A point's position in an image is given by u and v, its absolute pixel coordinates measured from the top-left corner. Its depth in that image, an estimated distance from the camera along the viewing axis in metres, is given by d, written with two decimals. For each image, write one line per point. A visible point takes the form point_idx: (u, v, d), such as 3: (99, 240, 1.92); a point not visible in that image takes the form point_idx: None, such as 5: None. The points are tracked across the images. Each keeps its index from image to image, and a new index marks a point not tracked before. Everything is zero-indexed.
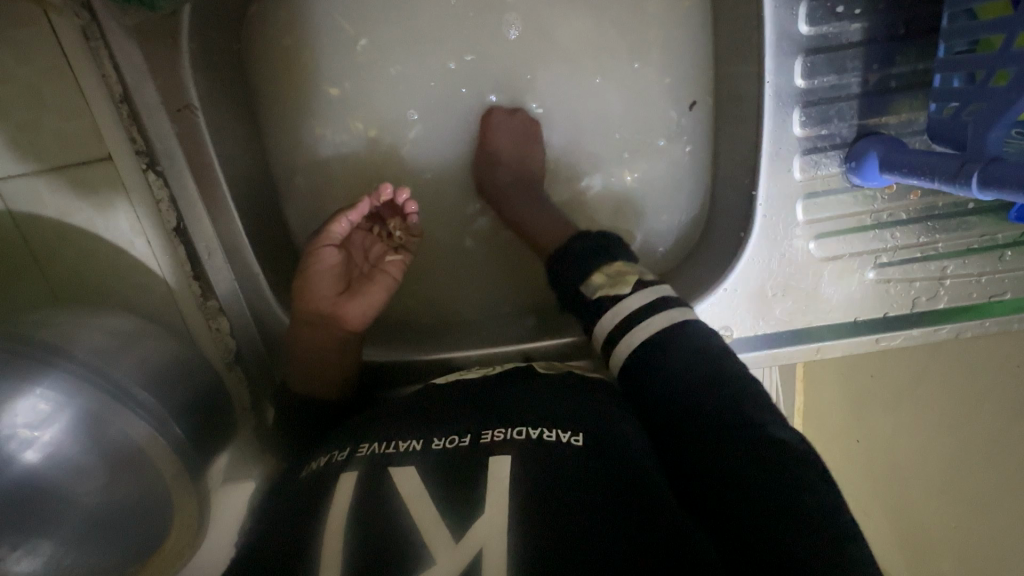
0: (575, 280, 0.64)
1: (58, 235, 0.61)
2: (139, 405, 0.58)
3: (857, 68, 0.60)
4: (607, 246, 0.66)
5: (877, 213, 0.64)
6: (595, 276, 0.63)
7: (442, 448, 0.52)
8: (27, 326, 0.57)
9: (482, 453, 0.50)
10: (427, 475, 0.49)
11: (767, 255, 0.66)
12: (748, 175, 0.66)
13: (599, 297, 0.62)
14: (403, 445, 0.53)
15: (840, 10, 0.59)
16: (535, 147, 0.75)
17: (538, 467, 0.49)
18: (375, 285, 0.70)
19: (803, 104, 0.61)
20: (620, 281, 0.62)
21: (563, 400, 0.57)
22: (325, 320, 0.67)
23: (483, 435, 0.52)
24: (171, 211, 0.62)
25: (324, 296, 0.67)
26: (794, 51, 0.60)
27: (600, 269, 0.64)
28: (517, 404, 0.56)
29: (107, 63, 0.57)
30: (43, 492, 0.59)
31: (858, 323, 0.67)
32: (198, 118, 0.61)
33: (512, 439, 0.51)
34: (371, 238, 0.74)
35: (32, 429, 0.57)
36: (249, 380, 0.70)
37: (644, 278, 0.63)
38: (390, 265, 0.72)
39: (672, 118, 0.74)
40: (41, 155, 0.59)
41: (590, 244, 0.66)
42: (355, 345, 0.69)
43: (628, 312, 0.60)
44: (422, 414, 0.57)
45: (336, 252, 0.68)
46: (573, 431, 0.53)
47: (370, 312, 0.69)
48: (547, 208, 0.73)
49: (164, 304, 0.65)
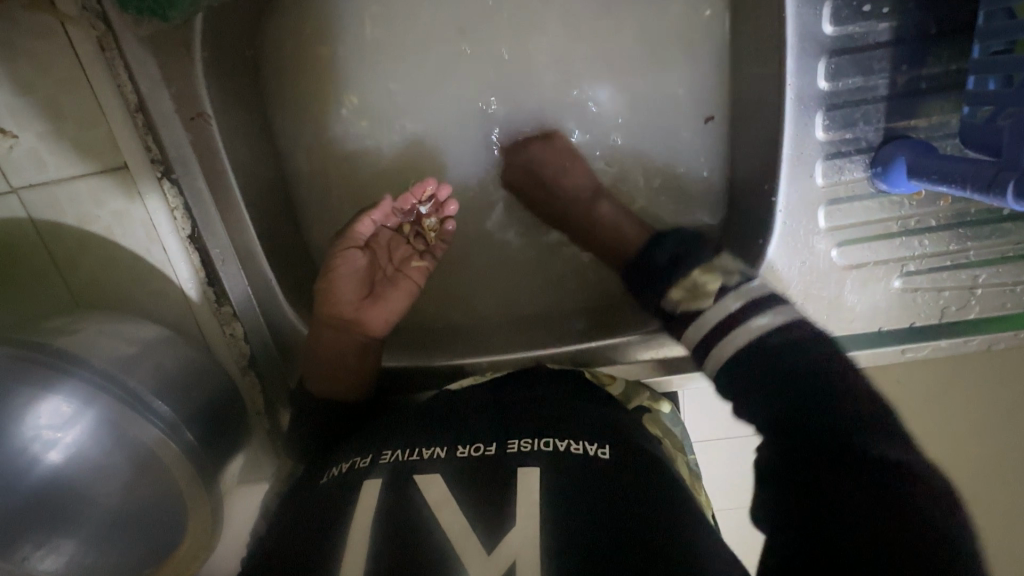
0: (658, 291, 0.68)
1: (78, 242, 0.63)
2: (153, 412, 0.59)
3: (885, 69, 0.57)
4: (683, 256, 0.69)
5: (906, 219, 0.62)
6: (673, 291, 0.67)
7: (467, 456, 0.52)
8: (48, 333, 0.58)
9: (510, 462, 0.51)
10: (452, 485, 0.50)
11: (789, 262, 0.63)
12: (768, 179, 0.64)
13: (681, 312, 0.66)
14: (427, 452, 0.53)
15: (866, 9, 0.56)
16: (583, 163, 0.76)
17: (566, 477, 0.50)
18: (397, 290, 0.71)
19: (827, 107, 0.59)
20: (700, 293, 0.66)
21: (590, 412, 0.58)
22: (348, 325, 0.68)
23: (510, 445, 0.53)
24: (186, 217, 0.63)
25: (348, 302, 0.68)
26: (819, 52, 0.57)
27: (677, 283, 0.67)
28: (540, 414, 0.57)
29: (123, 73, 0.58)
30: (68, 492, 0.61)
31: (882, 333, 0.65)
32: (210, 126, 0.61)
33: (539, 450, 0.52)
34: (396, 238, 0.74)
35: (55, 431, 0.59)
36: (264, 384, 0.71)
37: (727, 283, 0.65)
38: (414, 270, 0.73)
39: (677, 123, 0.74)
40: (60, 164, 0.59)
41: (667, 248, 0.70)
42: (375, 350, 0.70)
43: (713, 325, 0.64)
44: (444, 420, 0.57)
45: (361, 253, 0.70)
46: (600, 443, 0.54)
47: (392, 319, 0.71)
48: (617, 209, 0.74)
49: (180, 310, 0.66)
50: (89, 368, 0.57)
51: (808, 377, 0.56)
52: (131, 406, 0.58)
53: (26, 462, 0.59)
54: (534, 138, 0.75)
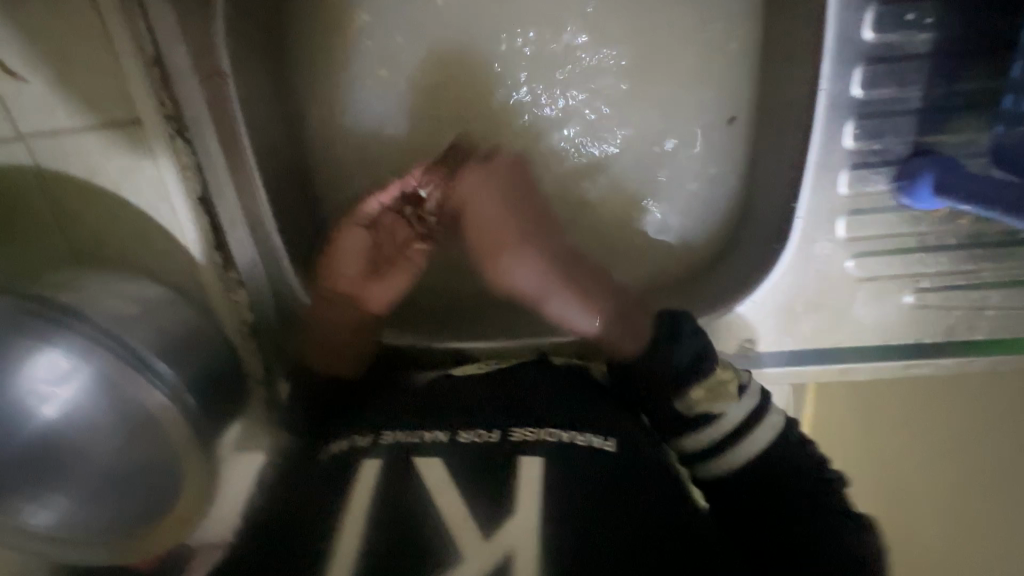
0: (671, 391, 0.63)
1: (83, 195, 0.61)
2: (157, 374, 0.58)
3: (920, 82, 0.56)
4: (701, 354, 0.62)
5: (923, 235, 0.62)
6: (695, 390, 0.62)
7: (470, 440, 0.54)
8: (54, 288, 0.58)
9: (513, 450, 0.52)
10: (456, 470, 0.51)
11: (802, 270, 0.64)
12: (789, 184, 0.63)
13: (699, 412, 0.63)
14: (429, 436, 0.54)
15: (910, 18, 0.54)
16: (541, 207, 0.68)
17: (568, 471, 0.51)
18: (398, 272, 0.70)
19: (858, 115, 0.57)
20: (721, 395, 0.62)
21: (592, 407, 0.59)
22: (346, 300, 0.68)
23: (513, 433, 0.54)
24: (196, 179, 0.62)
25: (348, 276, 0.68)
26: (856, 59, 0.55)
27: (700, 382, 0.62)
28: (543, 402, 0.58)
29: (139, 23, 0.55)
30: (61, 451, 0.60)
31: (886, 347, 0.67)
32: (226, 84, 0.57)
33: (542, 441, 0.53)
34: (401, 220, 0.70)
35: (51, 386, 0.58)
36: (263, 355, 0.72)
37: (740, 382, 0.63)
38: (416, 253, 0.71)
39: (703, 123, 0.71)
40: (69, 114, 0.57)
41: (688, 346, 0.62)
42: (373, 326, 0.70)
43: (734, 424, 0.62)
44: (445, 405, 0.58)
45: (364, 233, 0.68)
46: (602, 437, 0.55)
47: (391, 299, 0.70)
48: (588, 271, 0.67)
49: (187, 272, 0.66)
50: (87, 322, 0.56)
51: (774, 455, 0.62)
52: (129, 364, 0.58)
53: (24, 415, 0.59)
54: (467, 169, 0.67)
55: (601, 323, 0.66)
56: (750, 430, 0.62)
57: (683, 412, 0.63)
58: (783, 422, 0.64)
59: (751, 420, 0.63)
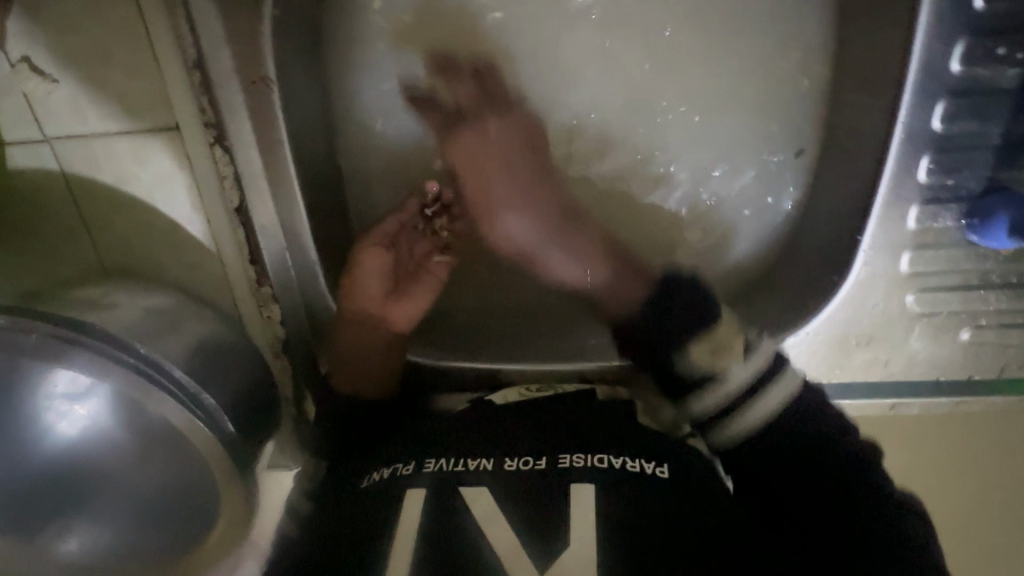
0: (669, 350, 0.59)
1: (112, 204, 0.58)
2: (196, 400, 0.55)
3: (1003, 117, 0.54)
4: (697, 305, 0.59)
5: (987, 273, 0.60)
6: (694, 346, 0.58)
7: (515, 469, 0.52)
8: (81, 306, 0.55)
9: (562, 476, 0.51)
10: (504, 499, 0.50)
11: (860, 304, 0.62)
12: (854, 215, 0.60)
13: (699, 373, 0.57)
14: (473, 462, 0.52)
15: (1000, 52, 0.52)
16: (546, 180, 0.66)
17: (622, 497, 0.50)
18: (422, 286, 0.68)
19: (934, 150, 0.55)
20: (723, 349, 0.57)
21: (639, 428, 0.57)
22: (371, 320, 0.65)
23: (561, 459, 0.52)
24: (234, 188, 0.57)
25: (373, 296, 0.64)
26: (938, 92, 0.53)
27: (698, 337, 0.58)
28: (588, 426, 0.56)
29: (182, 21, 0.51)
30: (80, 477, 0.56)
31: (939, 383, 0.66)
32: (272, 92, 0.54)
33: (592, 466, 0.52)
34: (416, 235, 0.68)
35: (69, 404, 0.53)
36: (293, 370, 0.68)
37: (747, 339, 0.58)
38: (437, 266, 0.69)
39: (771, 147, 0.65)
40: (102, 118, 0.54)
41: (682, 301, 0.60)
42: (401, 343, 0.67)
43: (745, 379, 0.56)
44: (488, 429, 0.57)
45: (385, 253, 0.65)
46: (657, 462, 0.53)
47: (416, 315, 0.67)
48: (585, 227, 0.67)
49: (220, 286, 0.63)
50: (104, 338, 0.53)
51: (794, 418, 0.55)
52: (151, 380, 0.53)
53: (38, 438, 0.54)
54: (483, 122, 0.64)
55: (597, 288, 0.65)
56: (763, 389, 0.56)
57: (683, 372, 0.58)
58: (800, 386, 0.57)
59: (764, 377, 0.57)
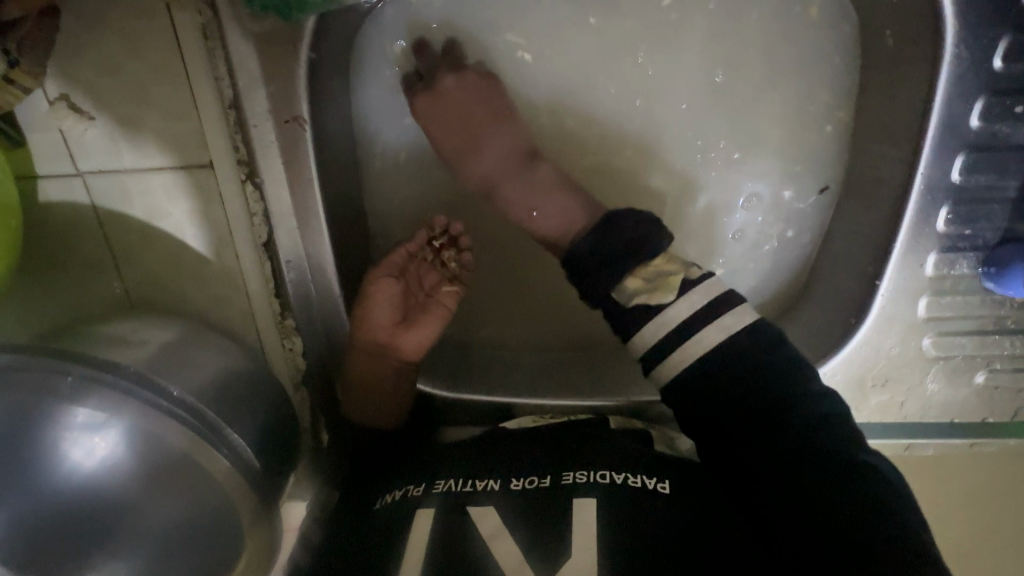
0: (608, 286, 0.57)
1: (141, 237, 0.58)
2: (224, 442, 0.55)
3: (1020, 172, 0.55)
4: (645, 234, 0.57)
5: (1002, 319, 0.61)
6: (630, 279, 0.57)
7: (522, 488, 0.53)
8: (105, 344, 0.54)
9: (565, 493, 0.51)
10: (508, 516, 0.50)
11: (876, 347, 0.63)
12: (872, 260, 0.61)
13: (635, 304, 0.56)
14: (480, 483, 0.54)
15: (1018, 110, 0.53)
16: (498, 119, 0.63)
17: (622, 509, 0.50)
18: (432, 316, 0.67)
19: (953, 201, 0.57)
20: (660, 285, 0.56)
21: (644, 450, 0.58)
22: (381, 350, 0.65)
23: (565, 477, 0.53)
24: (263, 223, 0.58)
25: (383, 326, 0.64)
26: (957, 145, 0.55)
27: (636, 270, 0.57)
28: (595, 447, 0.57)
29: (222, 64, 0.52)
30: (95, 515, 0.53)
31: (953, 425, 0.66)
32: (304, 130, 0.56)
33: (595, 481, 0.52)
34: (425, 265, 0.68)
35: (88, 437, 0.51)
36: (313, 402, 0.68)
37: (687, 275, 0.57)
38: (447, 296, 0.68)
39: (791, 188, 0.65)
40: (137, 155, 0.54)
41: (624, 232, 0.58)
42: (412, 373, 0.67)
43: (682, 317, 0.55)
44: (496, 451, 0.58)
45: (396, 283, 0.65)
46: (659, 477, 0.53)
47: (427, 344, 0.66)
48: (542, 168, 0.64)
49: (243, 318, 0.63)
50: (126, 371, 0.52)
51: (761, 377, 0.53)
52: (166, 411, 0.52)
53: (49, 474, 0.51)
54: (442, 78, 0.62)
55: (548, 227, 0.64)
56: (702, 325, 0.55)
57: (618, 302, 0.57)
58: (748, 321, 0.56)
59: (707, 313, 0.55)
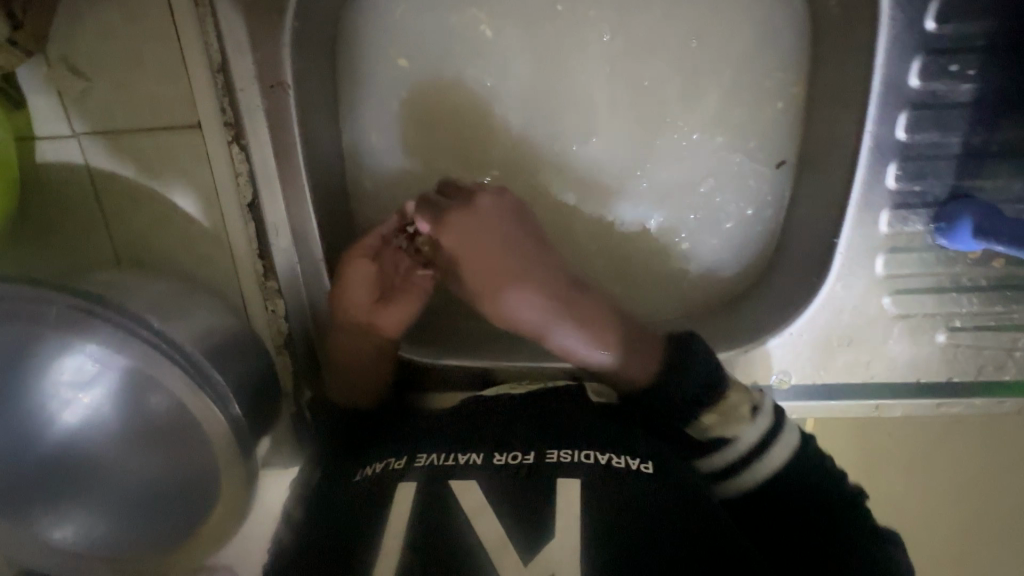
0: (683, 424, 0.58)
1: (132, 196, 0.61)
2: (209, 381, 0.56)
3: (961, 129, 0.59)
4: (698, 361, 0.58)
5: (957, 275, 0.64)
6: (707, 415, 0.57)
7: (505, 464, 0.52)
8: (98, 286, 0.57)
9: (550, 472, 0.51)
10: (490, 492, 0.50)
11: (838, 305, 0.65)
12: (829, 220, 0.64)
13: (715, 437, 0.58)
14: (463, 458, 0.53)
15: (954, 69, 0.57)
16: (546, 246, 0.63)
17: (608, 494, 0.50)
18: (408, 298, 0.66)
19: (900, 158, 0.60)
20: (732, 419, 0.57)
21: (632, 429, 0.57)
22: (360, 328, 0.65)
23: (549, 455, 0.52)
24: (248, 185, 0.61)
25: (359, 304, 0.65)
26: (901, 104, 0.58)
27: (709, 407, 0.57)
28: (578, 420, 0.56)
29: (211, 28, 0.56)
30: (80, 466, 0.58)
31: (919, 386, 0.68)
32: (289, 96, 0.58)
33: (580, 462, 0.51)
34: (398, 250, 0.66)
35: (75, 391, 0.55)
36: (294, 366, 0.70)
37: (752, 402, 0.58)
38: (423, 279, 0.67)
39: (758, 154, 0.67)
40: (129, 115, 0.58)
41: (688, 365, 0.58)
42: (392, 348, 0.67)
43: (751, 444, 0.57)
44: (479, 424, 0.57)
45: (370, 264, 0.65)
46: (643, 458, 0.53)
47: (406, 321, 0.66)
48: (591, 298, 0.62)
49: (228, 278, 0.65)
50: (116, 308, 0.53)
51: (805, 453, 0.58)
52: (162, 351, 0.54)
53: (41, 423, 0.56)
54: (472, 197, 0.63)
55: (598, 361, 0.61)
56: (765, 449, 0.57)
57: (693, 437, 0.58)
58: (800, 444, 0.58)
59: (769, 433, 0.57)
